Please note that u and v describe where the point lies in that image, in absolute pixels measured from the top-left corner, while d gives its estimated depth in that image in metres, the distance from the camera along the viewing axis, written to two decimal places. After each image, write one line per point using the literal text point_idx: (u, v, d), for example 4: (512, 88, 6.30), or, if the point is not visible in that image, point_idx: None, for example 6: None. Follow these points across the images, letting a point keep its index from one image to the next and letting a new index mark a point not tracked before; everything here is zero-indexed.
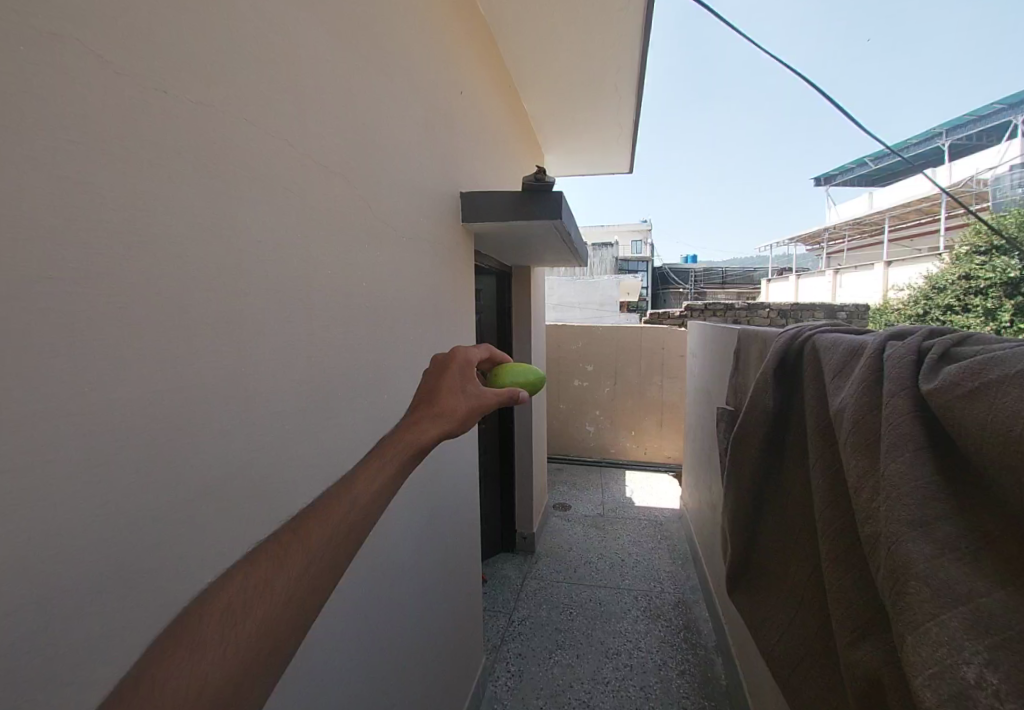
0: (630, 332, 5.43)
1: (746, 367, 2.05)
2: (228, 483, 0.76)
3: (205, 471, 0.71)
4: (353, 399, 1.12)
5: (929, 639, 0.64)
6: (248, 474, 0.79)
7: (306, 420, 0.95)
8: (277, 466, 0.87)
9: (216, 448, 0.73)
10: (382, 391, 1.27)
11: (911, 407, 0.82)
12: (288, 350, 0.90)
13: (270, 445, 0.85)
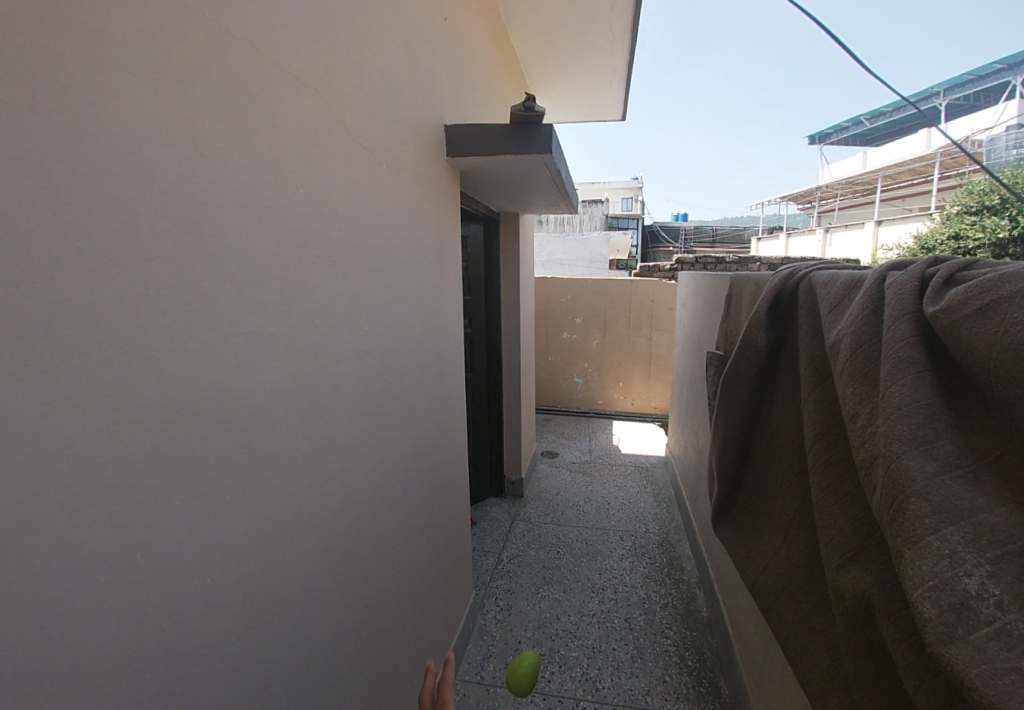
0: (620, 284, 5.36)
1: (739, 311, 2.02)
2: (199, 403, 0.69)
3: (172, 389, 0.65)
4: (334, 326, 1.05)
5: (930, 554, 0.62)
6: (220, 394, 0.73)
7: (283, 342, 0.88)
8: (257, 398, 0.81)
9: (191, 376, 0.68)
10: (365, 321, 1.20)
11: (913, 329, 0.79)
12: (264, 275, 0.82)
13: (243, 366, 0.78)
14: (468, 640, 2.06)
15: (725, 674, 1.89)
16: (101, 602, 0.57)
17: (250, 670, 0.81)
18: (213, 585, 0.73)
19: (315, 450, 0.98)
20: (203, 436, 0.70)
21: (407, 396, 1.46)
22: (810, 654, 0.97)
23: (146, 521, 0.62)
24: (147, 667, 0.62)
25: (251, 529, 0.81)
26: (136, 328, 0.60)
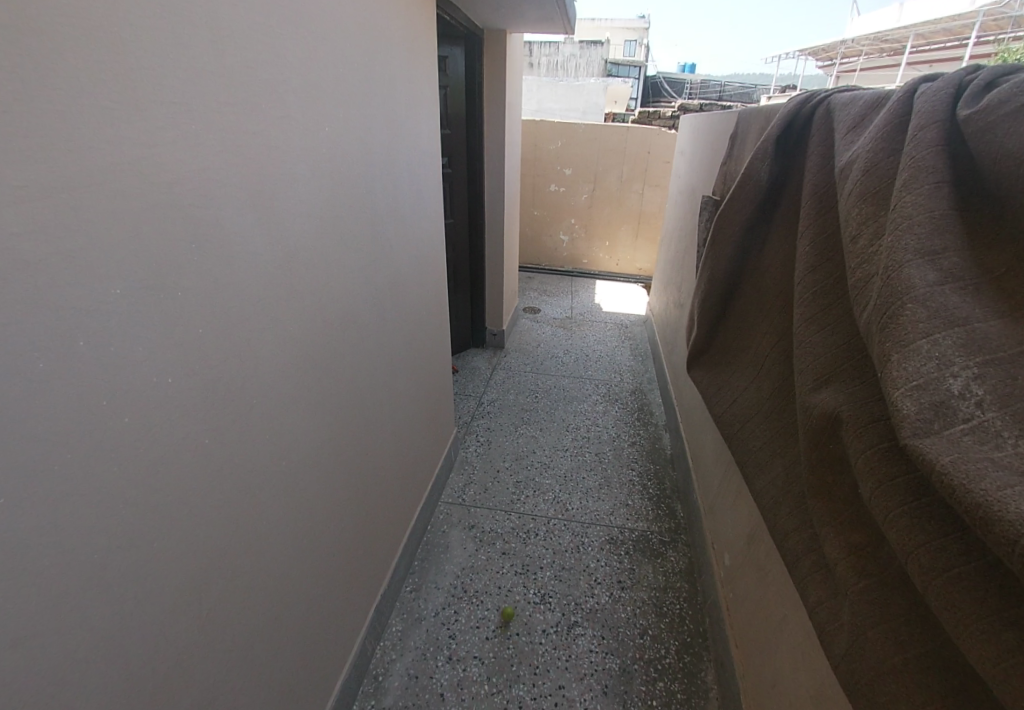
0: (616, 131, 4.85)
1: (742, 152, 1.83)
2: (123, 180, 0.59)
3: (83, 153, 0.54)
4: (287, 119, 0.89)
5: (919, 357, 0.60)
6: (151, 176, 0.62)
7: (222, 126, 0.74)
8: (201, 200, 0.71)
9: (104, 157, 0.57)
10: (325, 122, 1.03)
11: (941, 139, 0.72)
12: (181, 38, 0.65)
13: (175, 146, 0.66)
14: (451, 469, 2.26)
15: (680, 499, 2.15)
16: (47, 382, 0.53)
17: (236, 469, 0.84)
18: (180, 383, 0.71)
19: (280, 263, 0.91)
20: (137, 223, 0.61)
21: (380, 222, 1.34)
22: (767, 472, 1.04)
23: (84, 305, 0.56)
24: (117, 451, 0.62)
25: (216, 335, 0.77)
26: (12, 58, 0.47)
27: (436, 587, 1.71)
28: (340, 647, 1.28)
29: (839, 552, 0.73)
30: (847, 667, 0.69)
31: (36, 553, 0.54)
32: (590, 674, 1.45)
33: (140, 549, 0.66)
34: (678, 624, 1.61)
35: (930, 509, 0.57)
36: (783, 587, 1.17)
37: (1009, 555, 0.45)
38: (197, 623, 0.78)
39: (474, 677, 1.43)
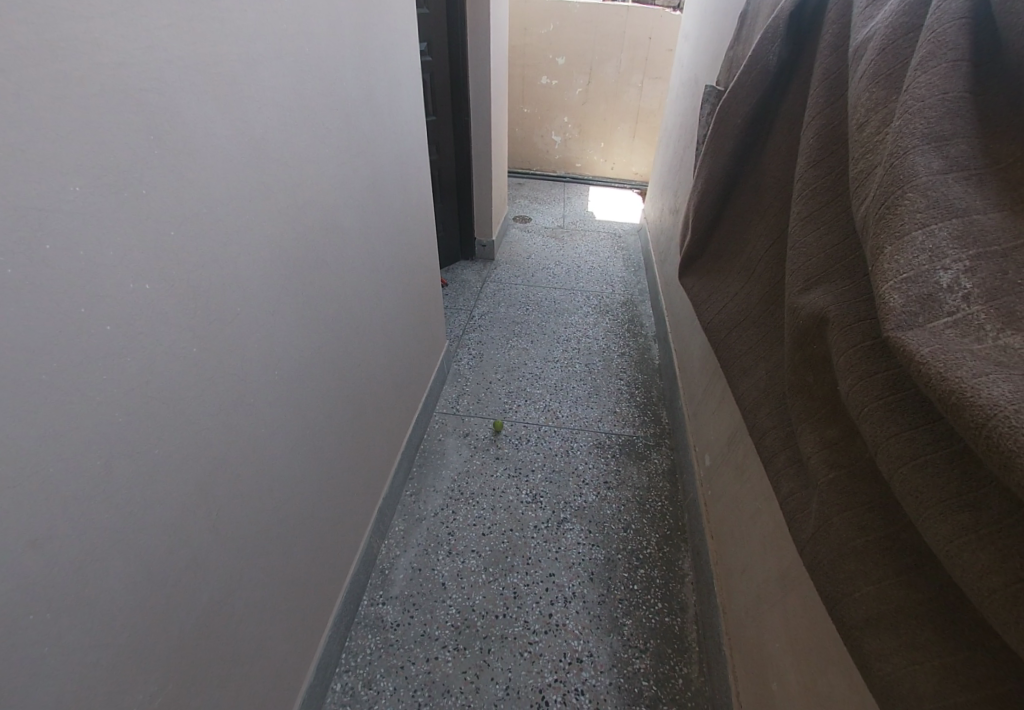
0: (615, 9, 4.30)
1: (751, 34, 1.63)
2: (50, 65, 0.52)
3: (4, 18, 0.47)
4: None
5: (913, 248, 0.57)
6: (87, 52, 0.55)
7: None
8: (148, 91, 0.63)
9: (22, 37, 0.49)
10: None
11: (966, 9, 0.65)
12: None
13: (110, 14, 0.57)
14: (444, 381, 2.30)
15: (666, 406, 2.23)
16: (15, 287, 0.51)
17: (227, 380, 0.84)
18: (156, 291, 0.68)
19: (246, 161, 0.84)
20: (78, 115, 0.55)
21: (352, 116, 1.23)
22: (750, 375, 1.06)
23: (38, 203, 0.52)
24: (102, 361, 0.61)
25: (186, 241, 0.72)
26: None
27: (434, 490, 1.82)
28: (348, 541, 1.39)
29: (814, 446, 0.76)
30: (810, 548, 0.75)
31: (39, 460, 0.55)
32: (578, 563, 1.60)
33: (143, 455, 0.68)
34: (659, 518, 1.76)
35: (905, 403, 0.58)
36: (758, 482, 1.25)
37: (974, 439, 0.46)
38: (208, 524, 0.83)
39: (473, 567, 1.58)
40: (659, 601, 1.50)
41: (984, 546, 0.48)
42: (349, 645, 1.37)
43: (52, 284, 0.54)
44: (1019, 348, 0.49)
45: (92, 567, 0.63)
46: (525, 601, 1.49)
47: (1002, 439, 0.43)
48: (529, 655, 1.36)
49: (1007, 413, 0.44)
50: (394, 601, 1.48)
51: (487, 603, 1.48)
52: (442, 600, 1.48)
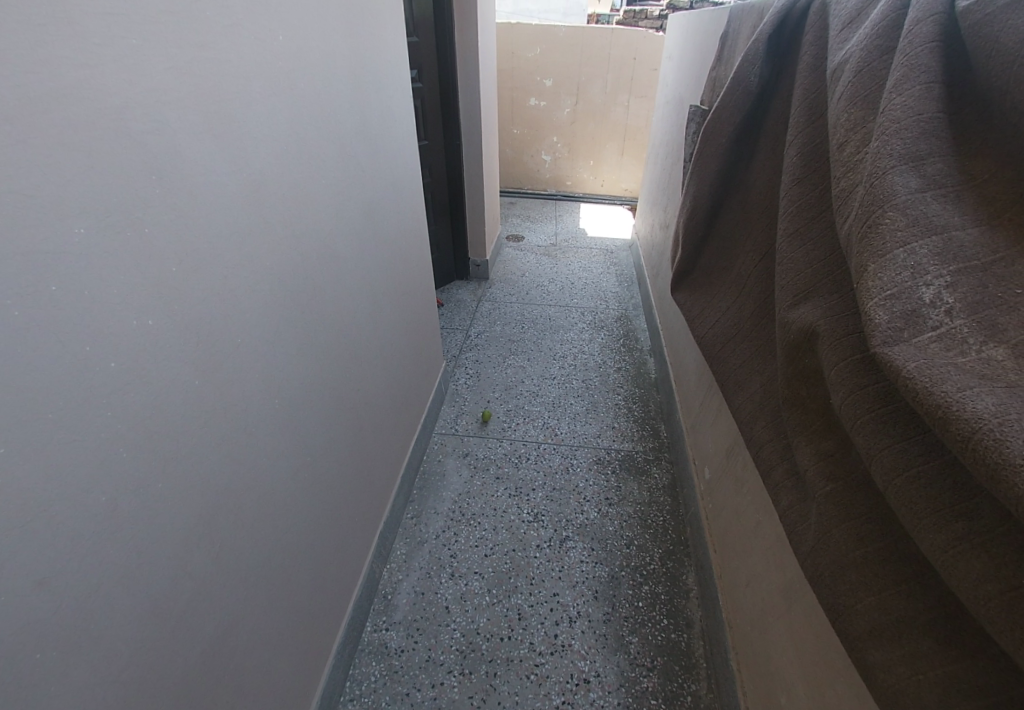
0: (600, 33, 4.43)
1: (732, 56, 1.69)
2: (58, 115, 0.54)
3: (16, 74, 0.50)
4: (231, 25, 0.80)
5: (896, 265, 0.60)
6: (92, 99, 0.57)
7: (158, 31, 0.66)
8: (150, 133, 0.65)
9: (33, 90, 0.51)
10: (273, 26, 0.92)
11: (935, 35, 0.68)
12: None
13: (114, 61, 0.60)
14: (442, 401, 2.31)
15: (663, 419, 2.24)
16: (20, 328, 0.52)
17: (228, 410, 0.85)
18: (157, 326, 0.69)
19: (245, 194, 0.86)
20: (84, 160, 0.57)
21: (347, 145, 1.26)
22: (745, 388, 1.08)
23: (43, 246, 0.53)
24: (106, 397, 0.62)
25: (187, 274, 0.74)
26: None
27: (435, 512, 1.81)
28: (350, 567, 1.38)
29: (810, 459, 0.77)
30: (811, 561, 0.76)
31: (44, 498, 0.55)
32: (582, 581, 1.59)
33: (146, 488, 0.68)
34: (661, 533, 1.75)
35: (895, 416, 0.59)
36: (758, 494, 1.26)
37: (961, 451, 0.48)
38: (211, 556, 0.82)
39: (476, 589, 1.56)
40: (665, 618, 1.49)
41: (978, 555, 0.49)
42: (352, 674, 1.35)
43: (59, 325, 0.56)
44: (1002, 361, 0.50)
45: (96, 604, 0.62)
46: (529, 623, 1.47)
47: (989, 452, 0.45)
48: (536, 677, 1.34)
49: (992, 425, 0.45)
50: (398, 627, 1.46)
51: (492, 625, 1.46)
52: (447, 624, 1.46)
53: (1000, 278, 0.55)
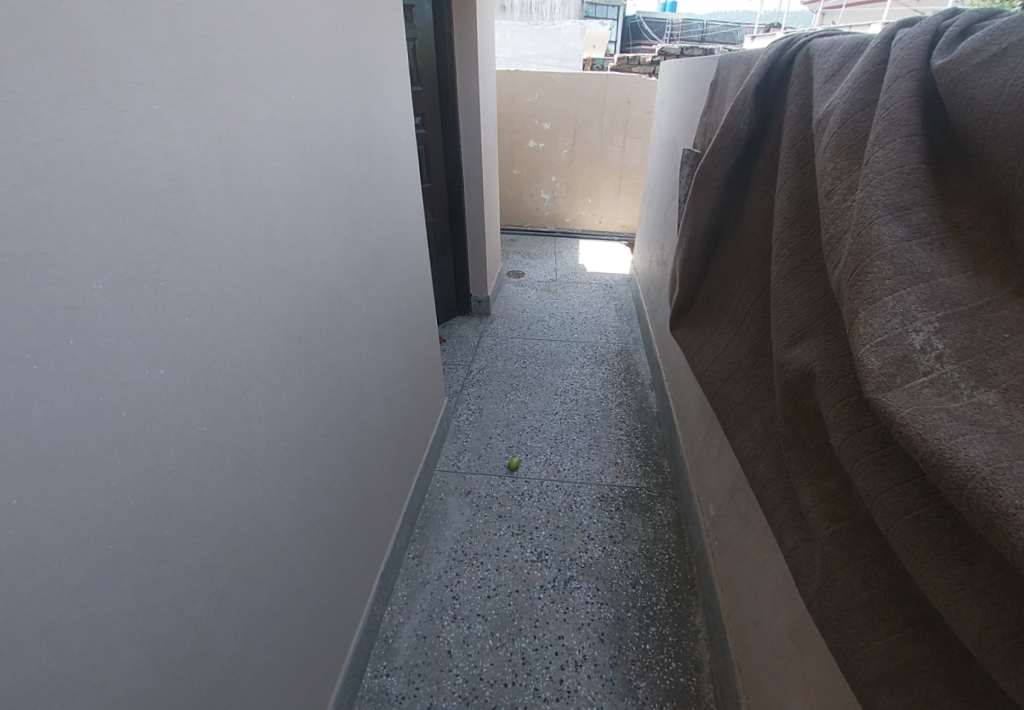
0: (595, 79, 4.67)
1: (722, 103, 1.78)
2: (90, 177, 0.58)
3: (48, 143, 0.54)
4: (249, 87, 0.86)
5: (886, 313, 0.62)
6: (117, 161, 0.61)
7: (181, 95, 0.71)
8: (171, 190, 0.70)
9: (68, 157, 0.56)
10: (288, 87, 0.99)
11: (913, 93, 0.73)
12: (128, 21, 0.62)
13: (139, 125, 0.64)
14: (444, 438, 2.31)
15: (666, 454, 2.24)
16: (39, 380, 0.54)
17: (234, 453, 0.86)
18: (169, 374, 0.71)
19: (257, 243, 0.90)
20: (108, 218, 0.61)
21: (355, 193, 1.32)
22: (746, 426, 1.09)
23: (65, 302, 0.56)
24: (116, 444, 0.63)
25: (199, 321, 0.76)
26: None
27: (437, 552, 1.78)
28: (351, 610, 1.35)
29: (812, 499, 0.78)
30: (818, 603, 0.75)
31: (55, 546, 0.56)
32: (587, 624, 1.55)
33: (153, 534, 0.69)
34: (667, 572, 1.72)
35: (892, 458, 0.60)
36: (764, 532, 1.25)
37: (957, 497, 0.49)
38: (212, 602, 0.81)
39: (479, 633, 1.52)
40: (673, 661, 1.45)
41: (980, 601, 0.49)
42: None
43: (79, 374, 0.58)
44: (994, 406, 0.52)
45: (97, 655, 0.62)
46: (534, 668, 1.43)
47: (983, 500, 0.46)
48: None
49: (984, 474, 0.47)
50: (399, 672, 1.41)
51: (495, 670, 1.42)
52: (448, 669, 1.42)
53: (986, 324, 0.57)
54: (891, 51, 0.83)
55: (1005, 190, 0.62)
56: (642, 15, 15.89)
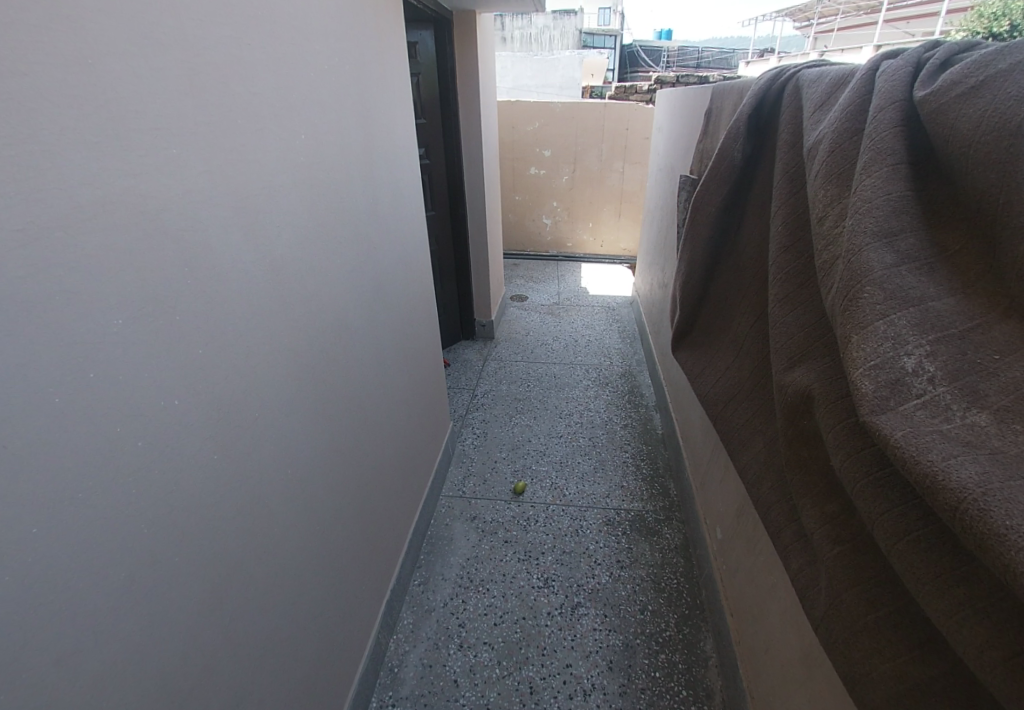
0: (593, 109, 4.82)
1: (717, 130, 1.84)
2: (116, 219, 0.62)
3: (79, 191, 0.57)
4: (263, 129, 0.91)
5: (877, 337, 0.64)
6: (139, 204, 0.65)
7: (198, 140, 0.75)
8: (190, 230, 0.73)
9: (97, 203, 0.59)
10: (298, 127, 1.04)
11: (898, 123, 0.76)
12: (157, 76, 0.67)
13: (159, 169, 0.68)
14: (449, 463, 2.31)
15: (672, 477, 2.22)
16: (61, 414, 0.56)
17: (243, 480, 0.87)
18: (182, 405, 0.73)
19: (269, 277, 0.94)
20: (131, 257, 0.64)
21: (361, 225, 1.36)
22: (749, 448, 1.10)
23: (87, 338, 0.59)
24: (131, 475, 0.65)
25: (211, 353, 0.79)
26: (14, 120, 0.50)
27: (443, 579, 1.76)
28: (358, 638, 1.34)
29: (816, 521, 0.78)
30: (824, 627, 0.75)
31: (70, 575, 0.57)
32: (595, 651, 1.52)
33: (162, 563, 0.70)
34: (676, 597, 1.69)
35: (890, 478, 0.61)
36: (770, 555, 1.24)
37: (953, 518, 0.50)
38: (219, 632, 0.82)
39: (486, 661, 1.49)
40: (683, 689, 1.41)
41: (981, 622, 0.50)
42: None
43: (100, 406, 0.60)
44: (985, 428, 0.54)
45: (106, 687, 0.62)
46: (542, 697, 1.40)
47: (976, 520, 0.48)
48: None
49: (975, 495, 0.49)
50: (404, 703, 1.39)
51: (502, 700, 1.39)
52: (455, 700, 1.39)
53: (977, 346, 0.59)
54: (876, 82, 0.86)
55: (987, 216, 0.64)
56: (638, 47, 16.45)
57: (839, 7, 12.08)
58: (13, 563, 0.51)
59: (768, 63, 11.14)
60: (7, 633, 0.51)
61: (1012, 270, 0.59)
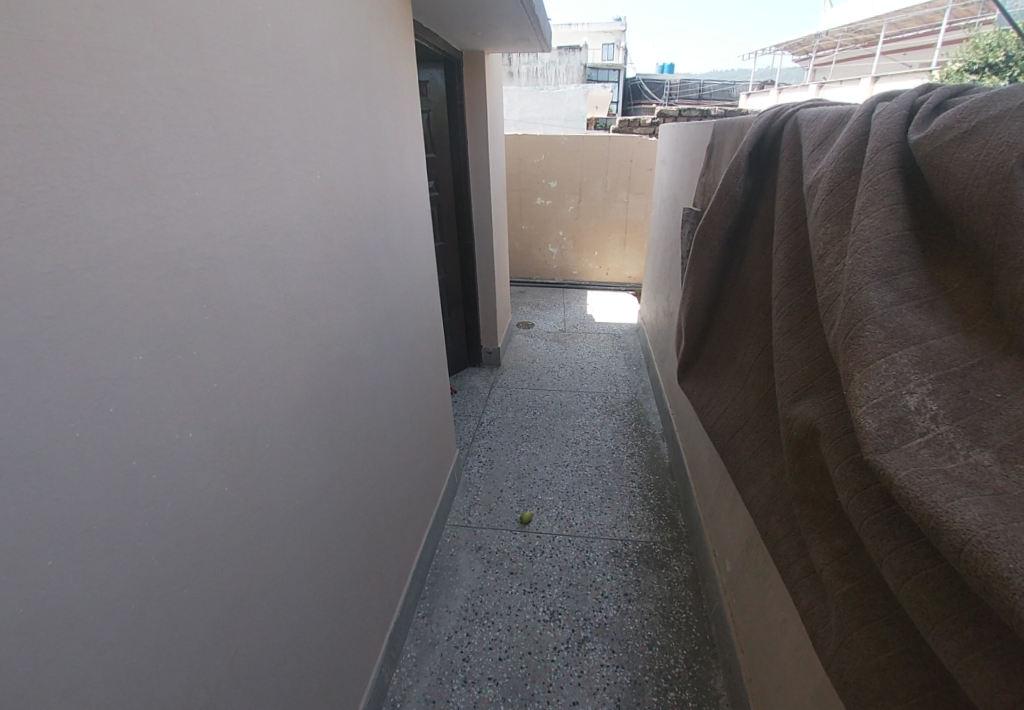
0: (598, 141, 4.97)
1: (719, 165, 1.90)
2: (141, 262, 0.66)
3: (107, 236, 0.61)
4: (279, 171, 0.97)
5: (880, 374, 0.65)
6: (161, 246, 0.69)
7: (218, 183, 0.80)
8: (209, 270, 0.78)
9: (125, 248, 0.63)
10: (314, 169, 1.10)
11: (894, 165, 0.79)
12: (183, 128, 0.72)
13: (180, 212, 0.72)
14: (455, 492, 2.30)
15: (681, 507, 2.19)
16: (81, 447, 0.58)
17: (252, 510, 0.89)
18: (196, 436, 0.76)
19: (284, 312, 0.98)
20: (154, 297, 0.68)
21: (372, 258, 1.41)
22: (757, 482, 1.10)
23: (107, 373, 0.62)
24: (144, 505, 0.67)
25: (224, 384, 0.82)
26: (49, 175, 0.55)
27: (448, 610, 1.74)
28: (362, 672, 1.32)
29: (824, 557, 0.78)
30: (835, 666, 0.75)
31: (80, 606, 0.59)
32: (603, 689, 1.48)
33: (170, 593, 0.71)
34: (685, 632, 1.65)
35: (897, 515, 0.62)
36: (780, 592, 1.22)
37: (958, 558, 0.52)
38: (226, 661, 0.82)
39: (490, 697, 1.46)
40: None
41: (991, 663, 0.51)
42: None
43: (119, 438, 0.63)
44: (989, 467, 0.55)
45: None
46: None
47: (981, 562, 0.49)
48: None
49: (980, 537, 0.50)
50: None
51: None
52: None
53: (979, 384, 0.60)
54: (872, 124, 0.89)
55: (983, 258, 0.66)
56: (641, 82, 16.98)
57: (836, 43, 12.49)
58: (28, 595, 0.53)
59: (770, 96, 11.45)
60: (16, 664, 0.52)
61: (1010, 310, 0.61)
